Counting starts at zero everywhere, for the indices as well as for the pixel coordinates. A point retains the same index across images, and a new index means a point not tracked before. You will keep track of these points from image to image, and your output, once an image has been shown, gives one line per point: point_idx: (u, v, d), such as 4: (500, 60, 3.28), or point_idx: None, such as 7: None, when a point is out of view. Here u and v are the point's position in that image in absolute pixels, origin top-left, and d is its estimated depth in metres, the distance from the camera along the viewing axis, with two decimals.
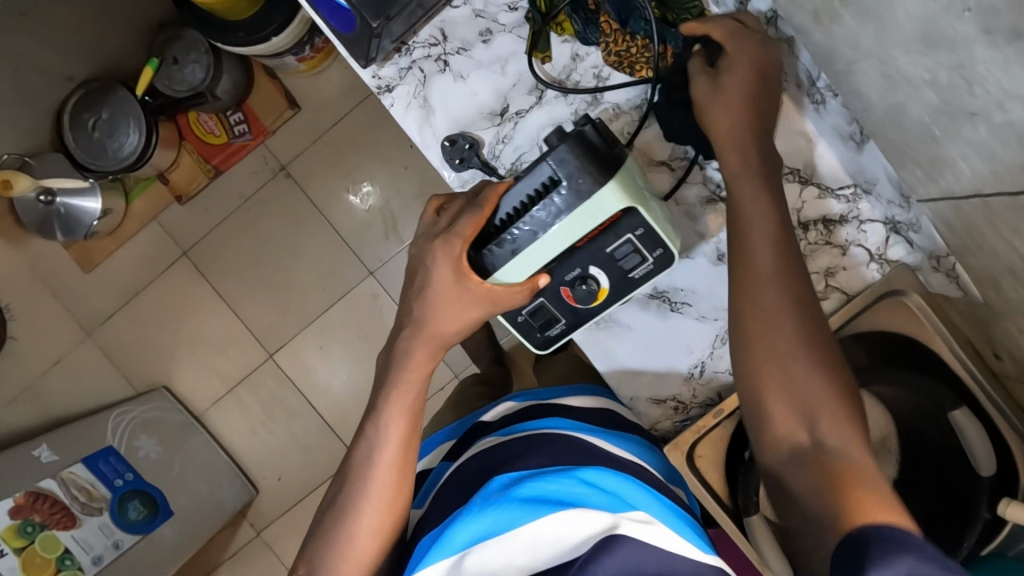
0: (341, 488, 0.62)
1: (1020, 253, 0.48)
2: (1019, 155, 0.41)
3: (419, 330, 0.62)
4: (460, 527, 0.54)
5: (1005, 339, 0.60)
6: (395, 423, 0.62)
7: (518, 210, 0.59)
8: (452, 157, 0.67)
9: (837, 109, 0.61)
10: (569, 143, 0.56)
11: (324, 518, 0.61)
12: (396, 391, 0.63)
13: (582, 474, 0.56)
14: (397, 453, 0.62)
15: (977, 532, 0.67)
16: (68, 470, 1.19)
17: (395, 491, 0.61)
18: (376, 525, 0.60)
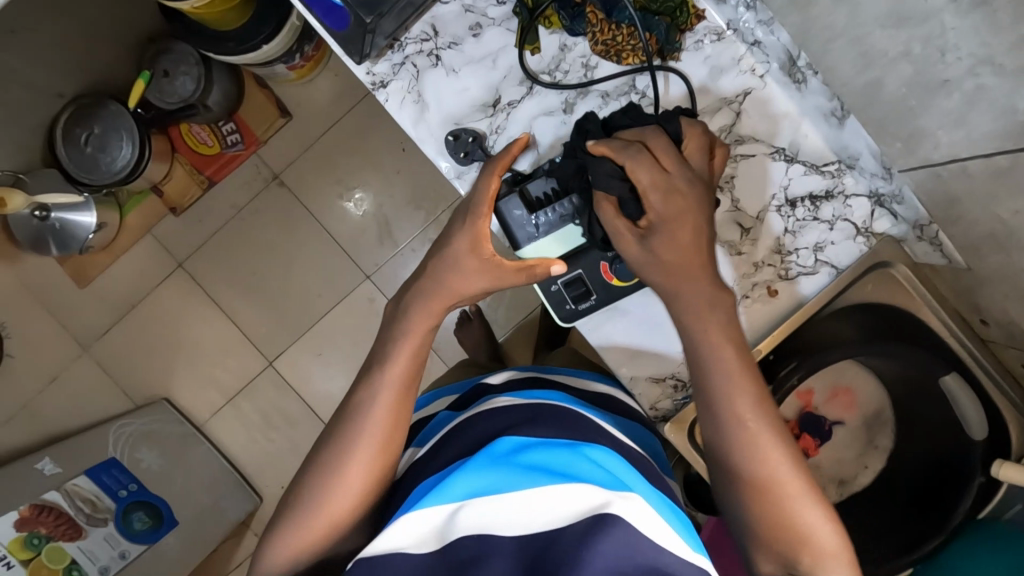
0: (338, 422, 0.60)
1: (999, 217, 0.50)
2: (991, 120, 0.43)
3: (433, 292, 0.61)
4: (458, 479, 0.52)
5: (989, 305, 0.62)
6: (400, 372, 0.60)
7: (548, 196, 0.66)
8: (456, 151, 0.69)
9: (817, 87, 0.62)
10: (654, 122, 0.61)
11: (319, 449, 0.60)
12: (407, 340, 0.61)
13: (589, 453, 0.55)
14: (401, 405, 0.60)
15: (973, 494, 0.70)
16: (72, 483, 1.19)
17: (389, 443, 0.59)
18: (368, 468, 0.58)
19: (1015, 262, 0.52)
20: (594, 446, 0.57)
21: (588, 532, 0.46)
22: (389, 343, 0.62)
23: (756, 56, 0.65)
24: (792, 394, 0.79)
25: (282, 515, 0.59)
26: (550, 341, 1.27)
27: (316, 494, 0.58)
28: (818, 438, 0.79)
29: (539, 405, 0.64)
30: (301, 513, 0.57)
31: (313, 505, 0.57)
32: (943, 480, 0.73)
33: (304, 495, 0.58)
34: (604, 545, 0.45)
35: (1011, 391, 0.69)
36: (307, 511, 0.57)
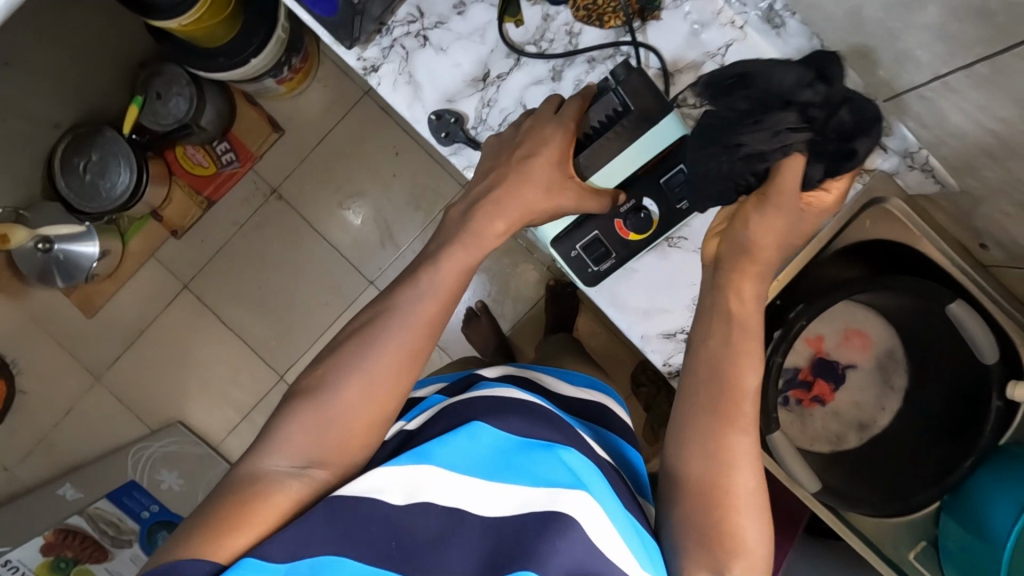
0: (374, 322, 0.57)
1: (987, 128, 0.52)
2: (970, 27, 0.45)
3: (494, 207, 0.62)
4: (440, 449, 0.52)
5: (989, 227, 0.63)
6: (443, 295, 0.58)
7: (604, 124, 0.66)
8: (438, 132, 0.71)
9: (796, 29, 0.65)
10: (637, 75, 0.64)
11: (344, 342, 0.57)
12: (463, 254, 0.60)
13: (564, 455, 0.52)
14: (439, 330, 0.58)
15: (991, 423, 0.70)
16: (94, 506, 1.22)
17: (410, 370, 0.56)
18: (388, 384, 0.55)
19: (1010, 173, 0.54)
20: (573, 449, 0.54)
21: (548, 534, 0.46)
22: (444, 254, 0.60)
23: (734, 6, 0.66)
24: (801, 342, 0.81)
25: (286, 406, 0.55)
26: (559, 327, 1.27)
27: (334, 389, 0.54)
28: (832, 383, 0.82)
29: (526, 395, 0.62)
30: (311, 405, 0.53)
31: (327, 402, 0.53)
32: (960, 413, 0.74)
33: (319, 389, 0.54)
34: (564, 543, 0.45)
35: (1017, 313, 0.70)
36: (294, 430, 0.53)
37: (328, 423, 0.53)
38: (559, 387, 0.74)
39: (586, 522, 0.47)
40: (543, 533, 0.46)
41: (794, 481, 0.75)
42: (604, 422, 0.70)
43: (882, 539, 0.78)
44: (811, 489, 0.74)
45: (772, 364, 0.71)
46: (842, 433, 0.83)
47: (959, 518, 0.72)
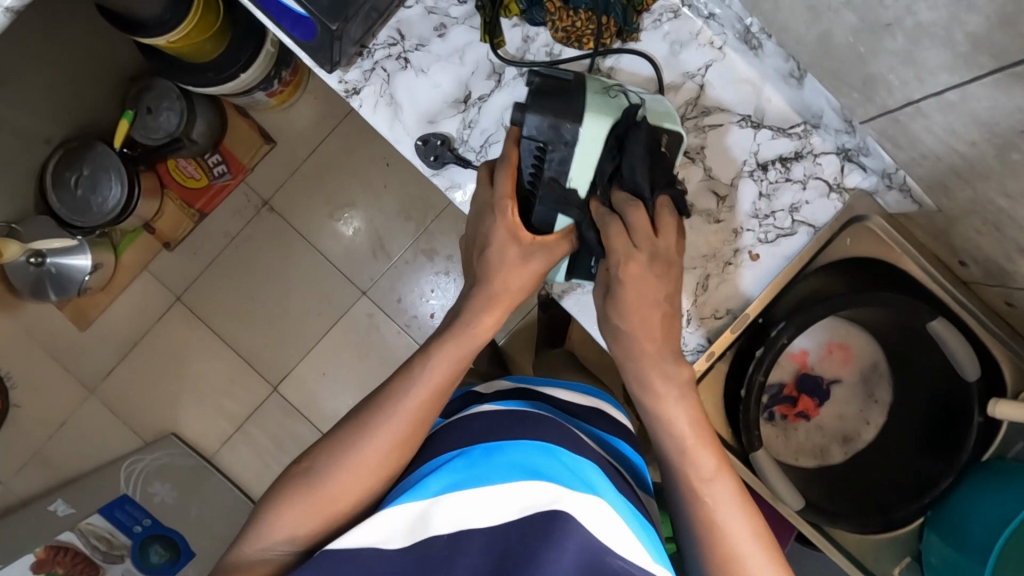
0: (366, 408, 0.59)
1: (957, 151, 0.52)
2: (935, 54, 0.45)
3: (488, 299, 0.64)
4: (435, 478, 0.53)
5: (964, 245, 0.64)
6: (437, 380, 0.60)
7: (538, 167, 0.63)
8: (427, 156, 0.71)
9: (773, 50, 0.63)
10: (533, 111, 0.61)
11: (337, 431, 0.59)
12: (453, 346, 0.62)
13: (562, 457, 0.54)
14: (432, 413, 0.60)
15: (973, 437, 0.70)
16: (85, 521, 1.22)
17: (402, 452, 0.58)
18: (380, 461, 0.57)
19: (982, 194, 0.54)
20: (573, 452, 0.56)
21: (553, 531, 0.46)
22: (435, 347, 0.62)
23: (713, 27, 0.67)
24: (787, 357, 0.81)
25: (280, 490, 0.57)
26: (550, 338, 1.28)
27: (325, 474, 0.56)
28: (816, 399, 0.82)
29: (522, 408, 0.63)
30: (303, 491, 0.56)
31: (318, 486, 0.56)
32: (943, 424, 0.74)
33: (310, 473, 0.56)
34: (567, 541, 0.46)
35: (999, 329, 0.70)
36: (305, 496, 0.55)
37: (319, 505, 0.55)
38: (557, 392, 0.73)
39: (588, 521, 0.48)
40: (547, 535, 0.46)
41: (778, 499, 0.74)
42: (602, 424, 0.71)
43: (865, 556, 0.77)
44: (796, 506, 0.73)
45: (754, 381, 0.70)
46: (826, 446, 0.82)
47: (941, 531, 0.72)
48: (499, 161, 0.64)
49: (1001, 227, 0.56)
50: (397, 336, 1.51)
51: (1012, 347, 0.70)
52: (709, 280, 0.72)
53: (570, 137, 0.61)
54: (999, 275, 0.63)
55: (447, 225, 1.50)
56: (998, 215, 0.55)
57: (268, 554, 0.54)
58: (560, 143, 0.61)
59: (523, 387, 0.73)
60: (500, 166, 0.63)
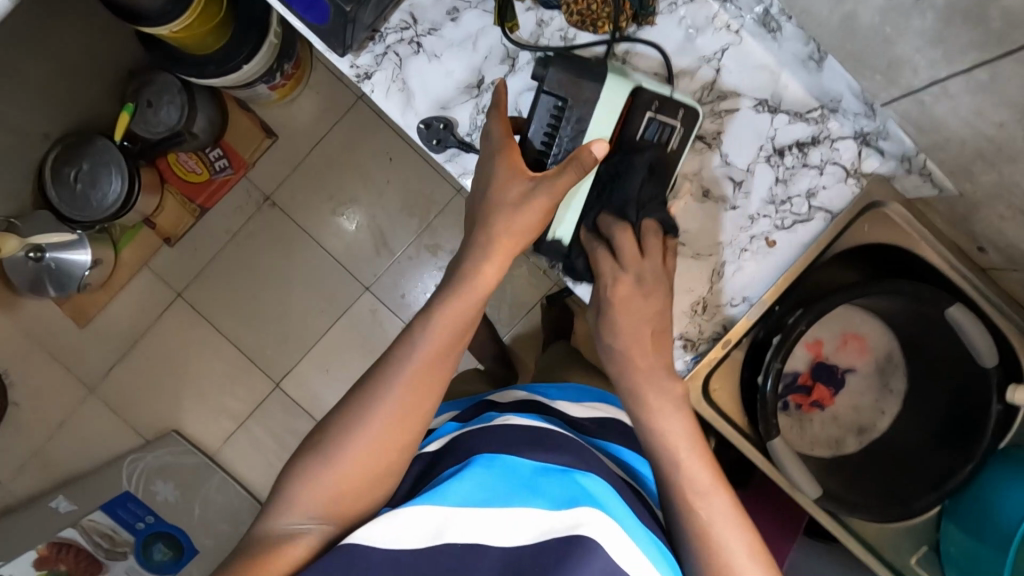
0: (377, 369, 0.58)
1: (983, 133, 0.52)
2: (967, 32, 0.44)
3: (486, 267, 0.61)
4: (453, 486, 0.52)
5: (984, 230, 0.64)
6: (445, 331, 0.59)
7: (553, 127, 0.64)
8: (429, 139, 0.70)
9: (793, 33, 0.63)
10: (556, 67, 0.62)
11: (351, 396, 0.58)
12: (460, 302, 0.60)
13: (579, 478, 0.54)
14: (446, 368, 0.59)
15: (992, 424, 0.70)
16: (89, 518, 1.21)
17: (419, 409, 0.57)
18: (399, 423, 0.56)
19: (1006, 178, 0.54)
20: (588, 473, 0.55)
21: (565, 556, 0.47)
22: (443, 300, 0.61)
23: (729, 10, 0.67)
24: (800, 347, 0.80)
25: (299, 461, 0.56)
26: (555, 332, 1.27)
27: (345, 439, 0.55)
28: (831, 388, 0.81)
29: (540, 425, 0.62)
30: (324, 459, 0.55)
31: (337, 453, 0.55)
32: (958, 413, 0.74)
33: (330, 441, 0.56)
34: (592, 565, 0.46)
35: (1016, 316, 0.70)
36: (322, 470, 0.54)
37: (340, 472, 0.54)
38: (569, 407, 0.73)
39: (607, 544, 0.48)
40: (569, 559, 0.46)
41: (796, 489, 0.74)
42: (612, 436, 0.70)
43: (883, 545, 0.77)
44: (813, 496, 0.73)
45: (772, 370, 0.69)
46: (842, 437, 0.82)
47: (961, 522, 0.72)
48: (515, 119, 0.64)
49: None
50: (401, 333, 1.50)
51: None
52: (725, 266, 0.72)
53: (591, 96, 0.62)
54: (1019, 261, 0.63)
55: (450, 220, 1.49)
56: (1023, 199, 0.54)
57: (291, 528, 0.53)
58: (579, 103, 0.63)
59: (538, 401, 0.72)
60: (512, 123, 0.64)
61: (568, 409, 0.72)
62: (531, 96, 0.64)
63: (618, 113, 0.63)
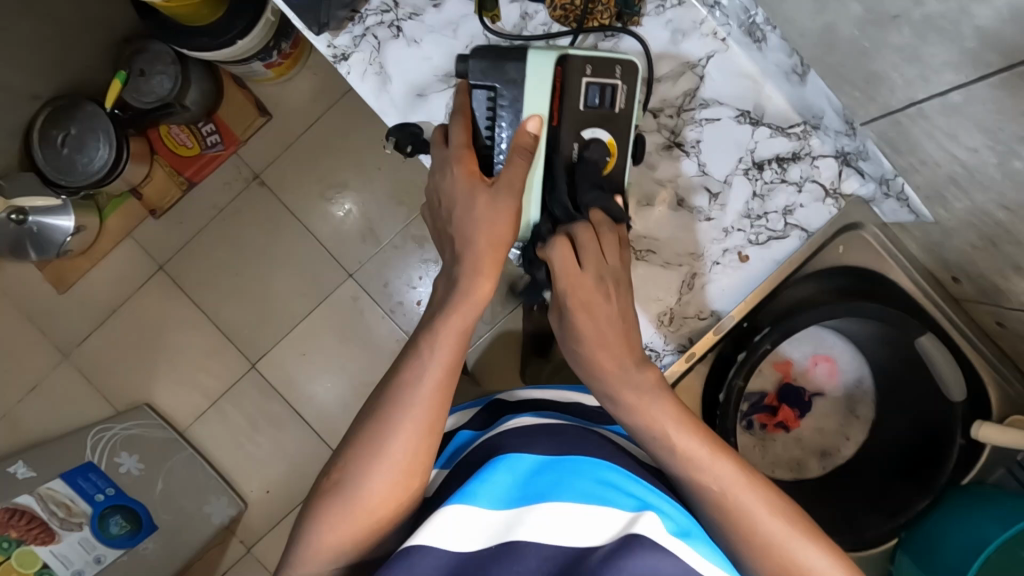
0: (380, 396, 0.57)
1: (959, 157, 0.50)
2: (941, 50, 0.42)
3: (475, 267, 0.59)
4: (486, 485, 0.49)
5: (959, 261, 0.62)
6: (446, 358, 0.57)
7: (491, 117, 0.63)
8: (403, 154, 0.68)
9: (777, 44, 0.61)
10: (479, 55, 0.62)
11: (359, 430, 0.56)
12: (457, 315, 0.58)
13: (604, 475, 0.50)
14: (449, 390, 0.57)
15: (953, 457, 0.69)
16: (45, 486, 1.15)
17: (432, 435, 0.55)
18: (410, 450, 0.54)
19: (978, 205, 0.52)
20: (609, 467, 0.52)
21: (616, 549, 0.42)
22: (440, 315, 0.59)
23: (717, 17, 0.65)
24: (769, 365, 0.79)
25: (313, 504, 0.54)
26: (538, 335, 1.24)
27: (358, 477, 0.53)
28: (797, 410, 0.79)
29: (564, 425, 0.59)
30: (338, 502, 0.53)
31: (351, 492, 0.53)
32: (920, 445, 0.73)
33: (343, 482, 0.53)
34: (641, 556, 0.41)
35: (986, 349, 0.69)
36: (340, 509, 0.52)
37: (354, 509, 0.52)
38: (589, 402, 0.70)
39: (659, 538, 0.43)
40: (617, 550, 0.42)
41: None
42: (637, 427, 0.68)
43: None
44: None
45: (734, 387, 0.68)
46: (803, 460, 0.79)
47: (915, 553, 0.70)
48: (452, 116, 0.64)
49: (997, 244, 0.54)
50: (381, 322, 1.46)
51: (997, 368, 0.69)
52: (695, 278, 0.70)
53: (517, 75, 0.61)
54: (993, 295, 0.61)
55: None
56: (993, 229, 0.53)
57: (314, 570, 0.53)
58: (509, 84, 0.62)
59: (549, 398, 0.69)
60: (453, 123, 0.63)
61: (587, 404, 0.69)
62: (462, 91, 0.64)
63: (550, 83, 0.62)
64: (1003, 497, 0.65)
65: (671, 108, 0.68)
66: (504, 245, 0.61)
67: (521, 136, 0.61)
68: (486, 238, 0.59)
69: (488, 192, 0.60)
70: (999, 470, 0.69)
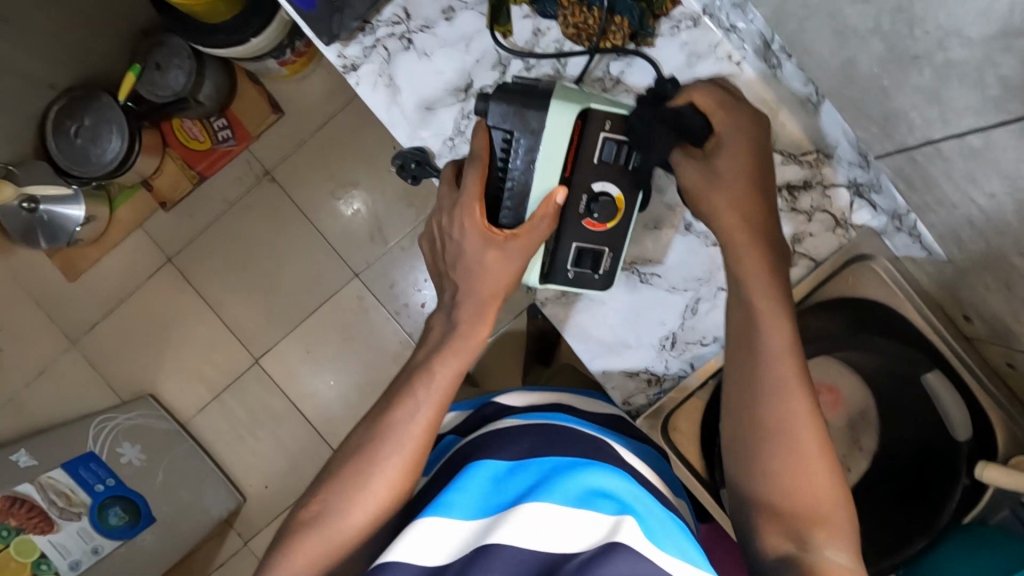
0: (371, 427, 0.57)
1: (976, 202, 0.49)
2: (963, 95, 0.41)
3: (480, 295, 0.61)
4: (459, 495, 0.49)
5: (974, 301, 0.60)
6: (442, 392, 0.58)
7: (506, 161, 0.62)
8: (405, 178, 0.69)
9: (794, 71, 0.60)
10: (499, 100, 0.61)
11: (343, 463, 0.56)
12: (454, 358, 0.60)
13: (584, 478, 0.48)
14: (438, 429, 0.57)
15: (957, 497, 0.68)
16: (47, 474, 1.14)
17: (415, 470, 0.55)
18: (395, 483, 0.54)
19: (994, 249, 0.51)
20: (595, 469, 0.49)
21: (594, 555, 0.41)
22: (436, 357, 0.60)
23: (733, 42, 0.64)
24: None
25: (290, 531, 0.54)
26: (541, 343, 1.24)
27: (340, 507, 0.53)
28: None
29: (552, 427, 0.58)
30: (315, 532, 0.52)
31: (331, 523, 0.53)
32: (929, 481, 0.71)
33: (323, 514, 0.53)
34: (618, 563, 0.40)
35: (996, 390, 0.67)
36: (314, 538, 0.52)
37: (333, 540, 0.52)
38: (577, 407, 0.69)
39: (638, 544, 0.42)
40: (594, 559, 0.41)
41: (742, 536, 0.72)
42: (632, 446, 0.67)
43: None
44: None
45: None
46: None
47: None
48: (468, 160, 0.62)
49: (1012, 289, 0.52)
50: (385, 323, 1.46)
51: (1010, 412, 0.67)
52: (699, 305, 0.71)
53: (537, 126, 0.60)
54: (1006, 338, 0.60)
55: None
56: (1009, 274, 0.51)
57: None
58: (527, 133, 0.60)
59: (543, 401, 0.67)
60: (468, 167, 0.61)
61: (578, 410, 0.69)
62: (479, 131, 0.62)
63: (568, 136, 0.61)
64: (1005, 540, 0.64)
65: None
66: (503, 296, 0.62)
67: (548, 204, 0.60)
68: (487, 291, 0.61)
69: (500, 250, 0.60)
70: (1003, 512, 0.68)
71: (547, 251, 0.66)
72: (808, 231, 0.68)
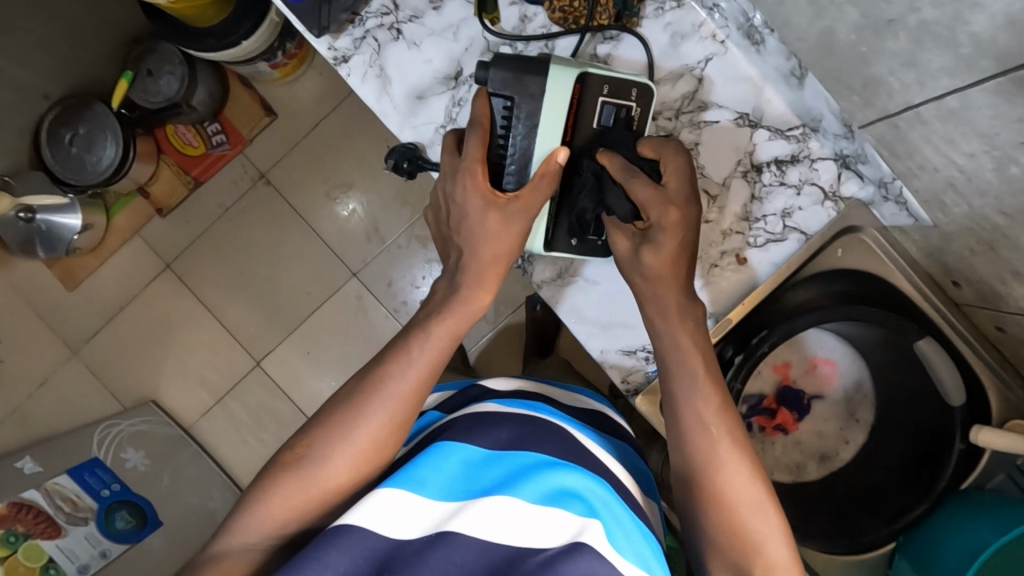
0: (359, 380, 0.58)
1: (957, 163, 0.50)
2: (939, 57, 0.42)
3: (476, 275, 0.62)
4: (432, 472, 0.49)
5: (960, 267, 0.62)
6: (430, 358, 0.59)
7: (507, 127, 0.63)
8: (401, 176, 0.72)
9: (775, 47, 0.61)
10: (497, 66, 0.62)
11: (330, 411, 0.57)
12: (450, 320, 0.61)
13: (558, 475, 0.48)
14: (425, 393, 0.58)
15: (951, 463, 0.68)
16: (53, 480, 1.15)
17: (397, 433, 0.56)
18: (376, 439, 0.55)
19: (976, 210, 0.52)
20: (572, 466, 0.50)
21: (558, 554, 0.43)
22: (433, 319, 0.61)
23: (717, 20, 0.65)
24: (769, 368, 0.81)
25: (270, 472, 0.54)
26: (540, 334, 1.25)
27: (321, 454, 0.54)
28: (796, 413, 0.81)
29: (534, 416, 0.58)
30: (293, 476, 0.53)
31: (309, 469, 0.53)
32: (925, 449, 0.72)
33: (305, 458, 0.54)
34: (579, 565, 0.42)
35: (985, 352, 0.69)
36: (291, 482, 0.53)
37: (310, 487, 0.53)
38: (557, 393, 0.70)
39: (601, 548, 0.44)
40: (556, 559, 0.42)
41: None
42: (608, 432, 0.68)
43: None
44: None
45: (732, 389, 0.69)
46: (802, 463, 0.81)
47: (910, 557, 0.69)
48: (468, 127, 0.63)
49: (996, 249, 0.53)
50: (385, 322, 1.47)
51: (1001, 377, 0.68)
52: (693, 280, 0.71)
53: (536, 90, 0.62)
54: (994, 301, 0.61)
55: None
56: (991, 234, 0.52)
57: (250, 548, 0.52)
58: (527, 98, 0.62)
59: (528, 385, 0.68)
60: (470, 133, 0.62)
61: (558, 394, 0.70)
62: (479, 98, 0.63)
63: (568, 103, 0.62)
64: (1000, 502, 0.65)
65: (669, 111, 0.69)
66: (502, 263, 0.63)
67: (549, 164, 0.61)
68: (483, 273, 0.62)
69: (501, 211, 0.61)
70: (1000, 476, 0.69)
71: (545, 227, 0.67)
72: (799, 205, 0.69)
